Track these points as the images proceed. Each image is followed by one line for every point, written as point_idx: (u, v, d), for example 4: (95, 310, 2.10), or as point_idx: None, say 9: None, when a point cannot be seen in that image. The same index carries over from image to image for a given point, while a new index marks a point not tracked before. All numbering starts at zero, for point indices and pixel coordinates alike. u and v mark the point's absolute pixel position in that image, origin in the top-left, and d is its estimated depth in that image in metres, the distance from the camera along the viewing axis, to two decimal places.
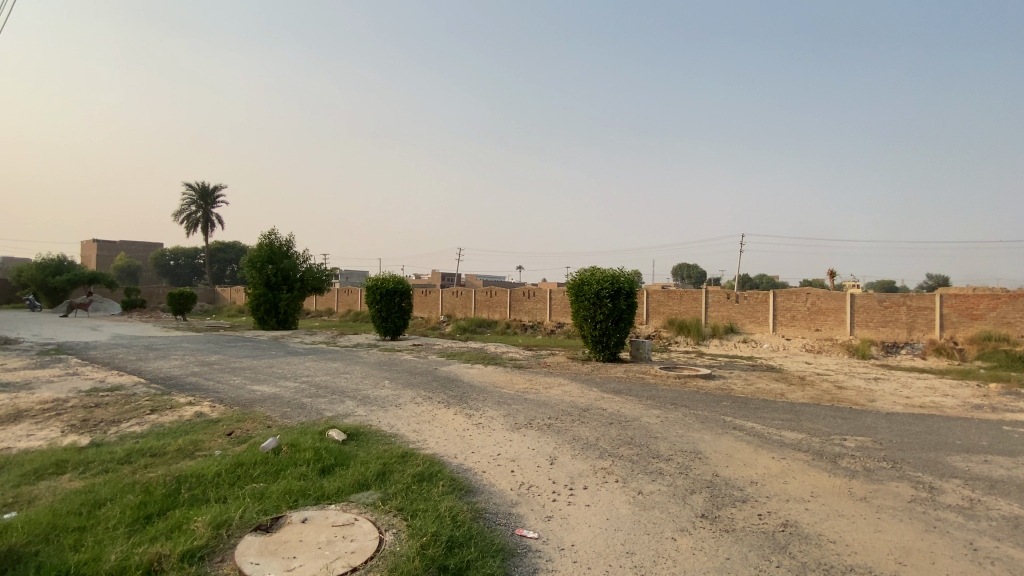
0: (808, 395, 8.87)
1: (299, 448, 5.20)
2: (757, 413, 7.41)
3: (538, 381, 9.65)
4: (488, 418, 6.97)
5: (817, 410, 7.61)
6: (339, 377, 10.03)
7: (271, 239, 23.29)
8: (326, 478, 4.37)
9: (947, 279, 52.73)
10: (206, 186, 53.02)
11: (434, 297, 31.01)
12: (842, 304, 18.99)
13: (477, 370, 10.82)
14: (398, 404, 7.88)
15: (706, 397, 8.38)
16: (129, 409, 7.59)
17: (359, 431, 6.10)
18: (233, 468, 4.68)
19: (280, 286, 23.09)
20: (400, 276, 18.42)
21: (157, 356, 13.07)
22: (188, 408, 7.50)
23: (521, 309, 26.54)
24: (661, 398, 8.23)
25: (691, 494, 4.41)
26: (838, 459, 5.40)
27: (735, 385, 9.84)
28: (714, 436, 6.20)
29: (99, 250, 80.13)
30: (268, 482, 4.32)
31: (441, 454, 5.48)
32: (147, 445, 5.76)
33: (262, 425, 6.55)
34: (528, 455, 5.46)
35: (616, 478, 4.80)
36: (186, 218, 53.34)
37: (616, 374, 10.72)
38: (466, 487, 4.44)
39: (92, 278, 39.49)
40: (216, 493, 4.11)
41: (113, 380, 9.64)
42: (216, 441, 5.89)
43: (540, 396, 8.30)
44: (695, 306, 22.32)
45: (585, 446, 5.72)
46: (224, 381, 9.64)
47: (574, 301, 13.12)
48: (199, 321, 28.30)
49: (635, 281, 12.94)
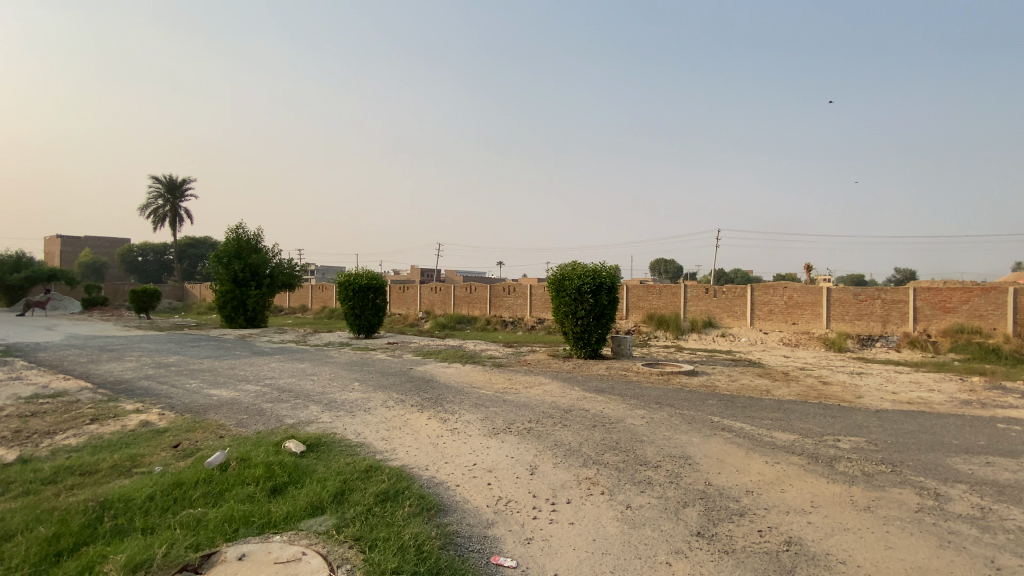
0: (795, 392, 8.62)
1: (249, 463, 4.64)
2: (745, 412, 7.09)
3: (518, 380, 9.20)
4: (462, 423, 6.48)
5: (805, 407, 7.34)
6: (305, 380, 9.40)
7: (239, 234, 22.34)
8: (276, 501, 3.84)
9: (915, 274, 54.03)
10: (173, 179, 51.09)
11: (412, 293, 30.33)
12: (819, 298, 19.03)
13: (454, 369, 10.31)
14: (367, 408, 7.34)
15: (691, 396, 8.04)
16: (67, 418, 6.76)
17: (320, 442, 5.56)
18: (169, 490, 4.09)
19: (247, 282, 22.15)
20: (374, 272, 17.76)
21: (110, 357, 12.18)
22: (136, 416, 6.82)
23: (500, 305, 26.11)
24: (645, 397, 7.86)
25: (684, 508, 4.02)
26: (835, 463, 5.09)
27: (720, 382, 9.54)
28: (703, 438, 5.84)
29: (61, 247, 76.81)
30: (208, 508, 3.76)
31: (410, 466, 4.99)
32: (79, 459, 5.11)
33: (213, 435, 5.93)
34: (506, 464, 5.02)
35: (601, 489, 4.38)
36: (152, 213, 51.30)
37: (598, 372, 10.34)
38: (437, 506, 3.97)
39: (51, 276, 37.53)
40: (144, 523, 3.54)
41: (56, 385, 8.82)
42: (159, 455, 5.28)
43: (519, 397, 7.84)
44: (674, 300, 22.17)
45: (567, 452, 5.29)
46: (179, 386, 8.90)
47: (554, 296, 12.72)
48: (165, 321, 25.68)
49: (616, 276, 12.57)
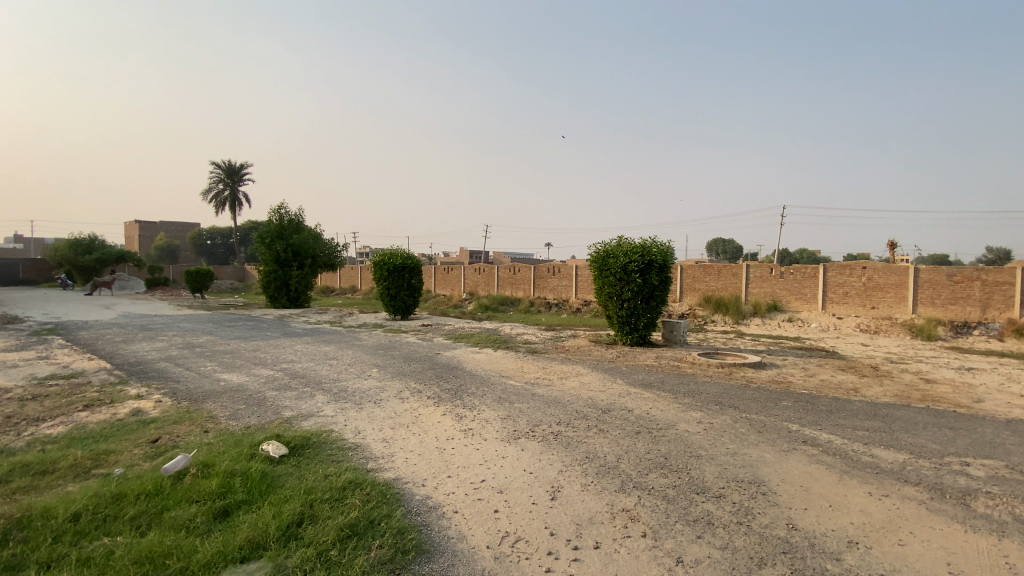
0: (890, 392, 7.03)
1: (210, 472, 3.85)
2: (830, 418, 5.69)
3: (553, 370, 8.12)
4: (480, 422, 5.49)
5: (909, 414, 5.83)
6: (323, 365, 8.74)
7: (281, 215, 22.28)
8: (213, 532, 2.99)
9: (1010, 253, 48.06)
10: (232, 163, 52.76)
11: (456, 274, 29.69)
12: (904, 279, 16.62)
13: (484, 356, 9.35)
14: (378, 400, 6.52)
15: (759, 395, 6.66)
16: (64, 402, 6.30)
17: (308, 444, 4.73)
18: (102, 505, 3.35)
19: (290, 263, 22.13)
20: (410, 251, 17.07)
21: (144, 337, 12.10)
22: (131, 403, 6.29)
23: (545, 286, 24.98)
24: (701, 395, 6.57)
25: (760, 570, 2.83)
26: (970, 501, 3.70)
27: (794, 377, 8.05)
28: (780, 455, 4.55)
29: (140, 231, 82.01)
30: (129, 537, 2.96)
31: (403, 480, 4.06)
32: (44, 454, 4.43)
33: (197, 430, 5.23)
34: (522, 483, 3.98)
35: (641, 530, 3.26)
36: (214, 197, 53.43)
37: (645, 362, 9.08)
38: (418, 546, 3.01)
39: (119, 257, 39.53)
40: (45, 556, 2.72)
41: (76, 365, 8.58)
42: (130, 452, 4.60)
43: (550, 391, 6.77)
44: (734, 282, 20.27)
45: (600, 470, 4.17)
46: (193, 369, 8.44)
47: (597, 276, 11.47)
48: (240, 315, 18.30)
49: (668, 253, 11.12)
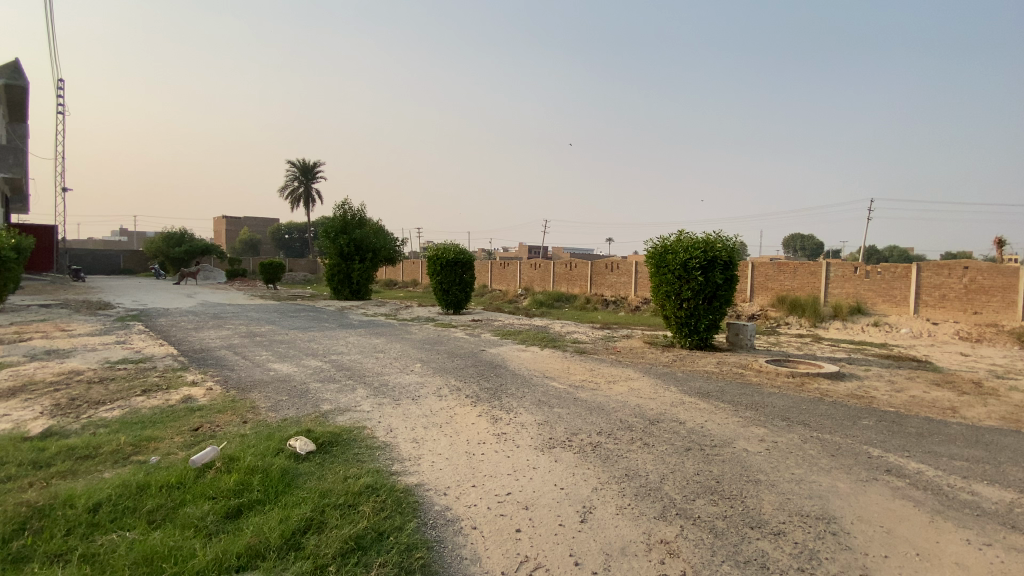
0: (997, 414, 6.00)
1: (234, 467, 3.80)
2: (920, 443, 4.88)
3: (602, 372, 7.67)
4: (515, 427, 5.17)
5: (1021, 443, 4.89)
6: (369, 358, 8.77)
7: (344, 210, 23.00)
8: (217, 536, 2.88)
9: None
10: (307, 162, 55.74)
11: (512, 270, 29.55)
12: (1015, 281, 14.49)
13: (530, 354, 9.02)
14: (417, 396, 6.38)
15: (834, 411, 5.88)
16: (126, 387, 6.64)
17: (336, 441, 4.62)
18: (126, 495, 3.36)
19: (352, 257, 22.85)
20: (463, 246, 17.06)
21: (213, 325, 12.81)
22: (185, 390, 6.53)
23: (603, 283, 24.28)
24: (766, 409, 5.89)
25: None
26: None
27: (877, 391, 7.09)
28: (856, 487, 3.89)
29: (227, 226, 88.53)
30: (139, 534, 2.92)
31: (426, 486, 3.83)
32: (93, 439, 4.61)
33: (237, 420, 5.30)
34: (550, 500, 3.63)
35: (680, 569, 2.82)
36: (289, 194, 56.58)
37: (704, 368, 8.40)
38: (424, 568, 2.75)
39: (205, 250, 42.82)
40: (54, 549, 2.77)
41: (146, 351, 9.15)
42: (170, 440, 4.70)
43: (596, 396, 6.33)
44: (811, 282, 18.70)
45: (640, 491, 3.74)
46: (248, 358, 8.74)
47: (654, 273, 10.80)
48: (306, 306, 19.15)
49: (735, 249, 10.26)
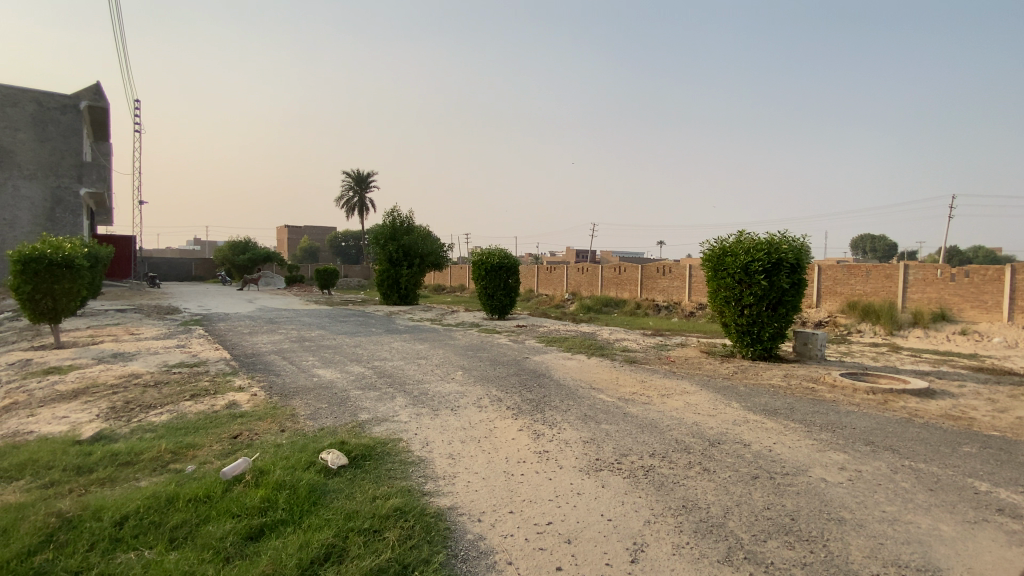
0: None
1: (260, 483, 3.63)
2: None
3: (654, 384, 7.15)
4: (558, 445, 4.78)
5: None
6: (411, 364, 8.62)
7: (394, 217, 23.39)
8: (232, 561, 2.68)
9: None
10: (361, 172, 57.64)
11: (559, 274, 29.07)
12: None
13: (576, 363, 8.59)
14: (456, 406, 6.12)
15: (927, 435, 5.11)
16: (178, 391, 6.78)
17: (370, 455, 4.41)
18: (151, 509, 3.24)
19: (401, 262, 23.16)
20: (508, 250, 16.84)
21: (266, 330, 13.18)
22: (231, 396, 6.57)
23: (654, 287, 23.41)
24: (844, 431, 5.20)
25: None
26: None
27: (975, 411, 6.17)
28: (965, 531, 3.24)
29: (289, 235, 93.01)
30: (156, 555, 2.77)
31: (459, 510, 3.52)
32: (136, 445, 4.61)
33: (275, 428, 5.22)
34: (596, 533, 3.23)
35: None
36: (345, 203, 58.67)
37: (769, 381, 7.68)
38: None
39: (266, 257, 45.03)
40: (73, 566, 2.68)
41: (202, 355, 9.43)
42: (209, 448, 4.65)
43: (648, 412, 5.83)
44: (887, 286, 17.19)
45: (701, 527, 3.28)
46: (295, 363, 8.82)
47: (712, 277, 10.11)
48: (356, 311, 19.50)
49: (802, 251, 9.42)
